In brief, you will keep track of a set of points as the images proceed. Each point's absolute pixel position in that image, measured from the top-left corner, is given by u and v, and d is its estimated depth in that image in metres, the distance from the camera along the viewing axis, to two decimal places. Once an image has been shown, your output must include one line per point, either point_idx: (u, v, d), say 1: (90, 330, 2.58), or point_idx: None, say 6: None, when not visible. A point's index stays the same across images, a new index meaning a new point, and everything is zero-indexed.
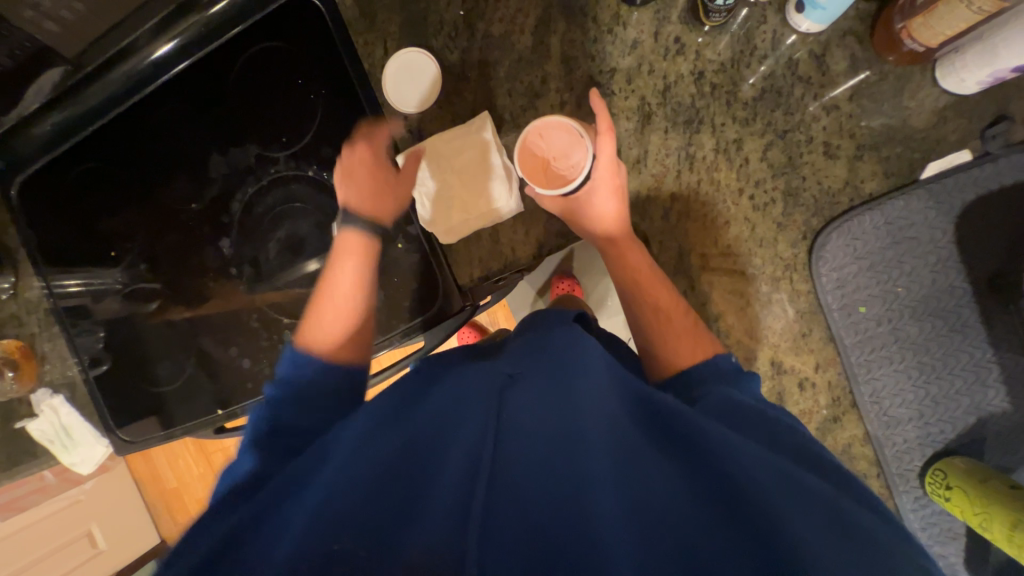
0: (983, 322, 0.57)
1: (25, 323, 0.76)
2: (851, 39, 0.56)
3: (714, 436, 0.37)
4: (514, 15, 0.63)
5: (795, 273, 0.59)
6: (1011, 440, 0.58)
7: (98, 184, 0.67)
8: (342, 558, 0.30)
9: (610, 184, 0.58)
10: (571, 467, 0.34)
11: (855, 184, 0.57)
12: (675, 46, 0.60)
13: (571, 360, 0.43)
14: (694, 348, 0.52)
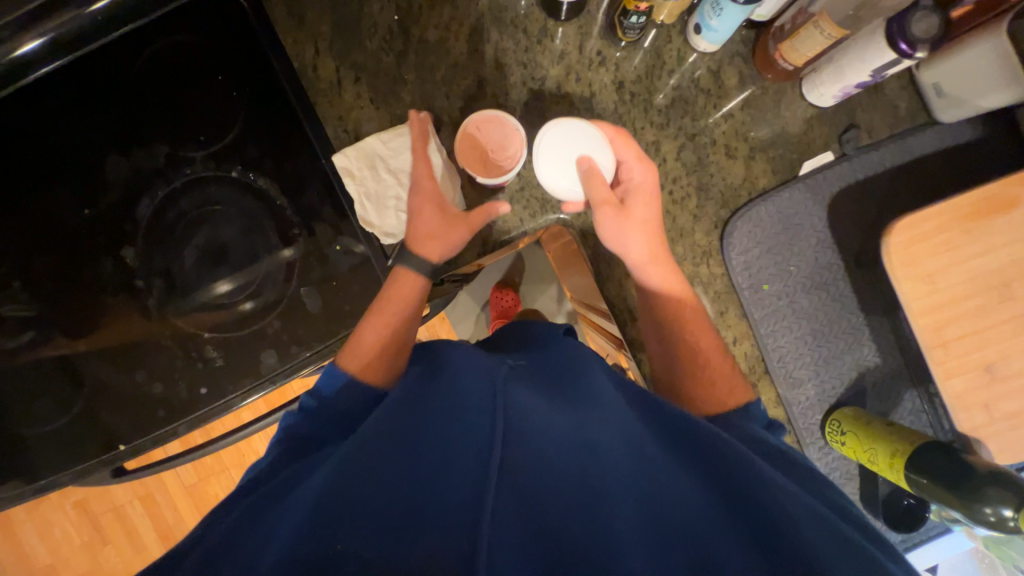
0: (864, 294, 0.67)
1: None
2: (738, 59, 0.66)
3: (719, 444, 0.44)
4: (448, 23, 0.66)
5: (710, 258, 0.67)
6: (896, 394, 0.68)
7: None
8: (347, 558, 0.35)
9: (650, 189, 0.62)
10: (580, 472, 0.40)
11: (751, 180, 0.67)
12: (597, 58, 0.66)
13: (590, 386, 0.49)
14: (727, 392, 0.57)
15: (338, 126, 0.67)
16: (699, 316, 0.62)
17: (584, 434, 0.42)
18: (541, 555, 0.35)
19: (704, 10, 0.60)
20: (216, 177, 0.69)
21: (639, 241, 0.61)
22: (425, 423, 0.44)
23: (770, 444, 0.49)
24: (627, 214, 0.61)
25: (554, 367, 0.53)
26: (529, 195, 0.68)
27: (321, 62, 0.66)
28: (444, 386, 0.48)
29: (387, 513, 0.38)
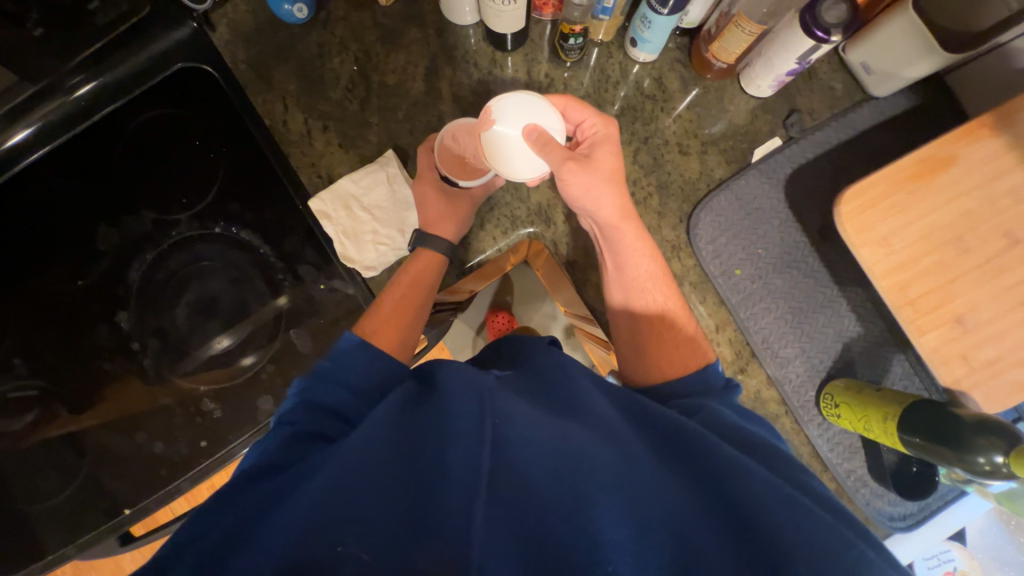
0: (838, 266, 0.68)
1: None
2: (678, 64, 0.71)
3: (705, 438, 0.45)
4: (404, 66, 0.71)
5: (681, 251, 0.70)
6: (886, 360, 0.68)
7: (8, 267, 0.71)
8: (345, 561, 0.36)
9: (614, 142, 0.63)
10: (574, 467, 0.39)
11: (708, 173, 0.70)
12: (546, 80, 0.71)
13: (575, 389, 0.50)
14: (693, 352, 0.61)
15: (312, 173, 0.71)
16: (668, 277, 0.65)
17: (571, 433, 0.43)
18: (536, 546, 0.36)
19: (636, 25, 0.64)
20: (201, 236, 0.72)
21: (609, 197, 0.61)
22: (420, 433, 0.45)
23: (731, 424, 0.49)
24: (594, 165, 0.61)
25: (544, 369, 0.54)
26: (500, 214, 0.70)
27: (289, 116, 0.71)
28: (438, 393, 0.48)
29: (384, 525, 0.38)
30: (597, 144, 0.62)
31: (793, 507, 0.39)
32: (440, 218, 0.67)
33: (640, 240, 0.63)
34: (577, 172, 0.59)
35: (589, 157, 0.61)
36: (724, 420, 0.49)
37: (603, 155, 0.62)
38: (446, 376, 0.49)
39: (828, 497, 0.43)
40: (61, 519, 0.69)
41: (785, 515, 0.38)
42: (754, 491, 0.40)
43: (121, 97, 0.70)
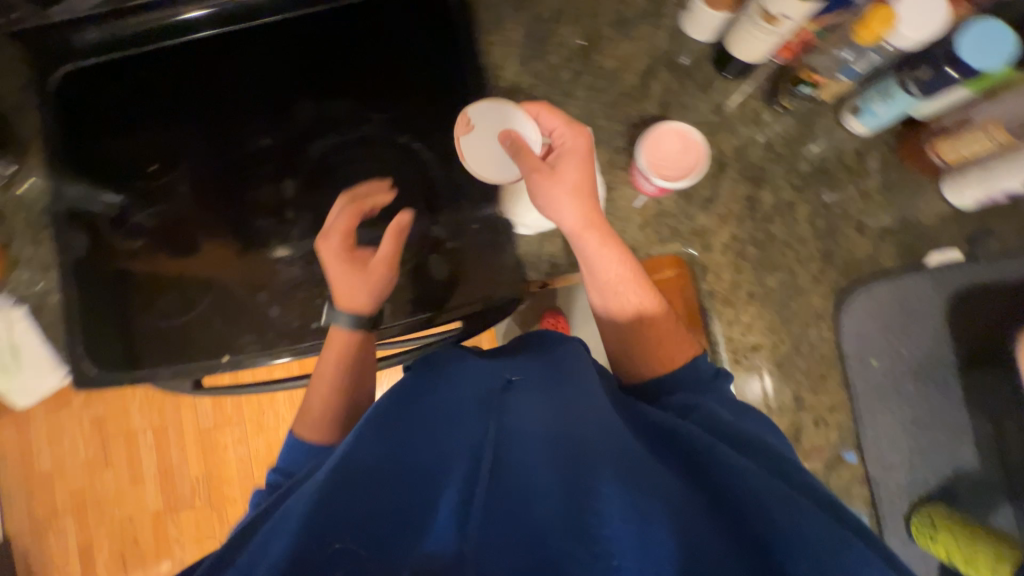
0: (976, 395, 0.67)
1: (22, 233, 0.78)
2: (885, 146, 0.71)
3: (709, 448, 0.44)
4: (626, 57, 0.74)
5: (823, 321, 0.69)
6: (994, 505, 0.66)
7: (214, 106, 0.77)
8: (337, 557, 0.36)
9: (582, 153, 0.64)
10: (578, 464, 0.40)
11: (876, 258, 0.70)
12: (753, 116, 0.72)
13: (575, 380, 0.53)
14: (676, 348, 0.62)
15: (506, 121, 0.74)
16: (641, 276, 0.64)
17: (575, 430, 0.44)
18: (529, 547, 0.36)
19: (869, 95, 0.65)
20: (386, 139, 0.76)
21: (571, 206, 0.62)
22: (414, 417, 0.48)
23: (725, 424, 0.50)
24: (558, 178, 0.62)
25: (547, 363, 0.57)
26: (663, 222, 0.71)
27: (505, 64, 0.74)
28: (447, 377, 0.55)
29: (374, 520, 0.38)
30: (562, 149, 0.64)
31: (789, 505, 0.39)
32: (346, 282, 0.64)
33: (617, 247, 0.63)
34: (543, 184, 0.62)
35: (554, 171, 0.63)
36: (720, 419, 0.51)
37: (578, 171, 0.63)
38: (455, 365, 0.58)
39: (821, 499, 0.42)
40: (169, 340, 0.74)
41: (787, 520, 0.38)
42: (753, 493, 0.40)
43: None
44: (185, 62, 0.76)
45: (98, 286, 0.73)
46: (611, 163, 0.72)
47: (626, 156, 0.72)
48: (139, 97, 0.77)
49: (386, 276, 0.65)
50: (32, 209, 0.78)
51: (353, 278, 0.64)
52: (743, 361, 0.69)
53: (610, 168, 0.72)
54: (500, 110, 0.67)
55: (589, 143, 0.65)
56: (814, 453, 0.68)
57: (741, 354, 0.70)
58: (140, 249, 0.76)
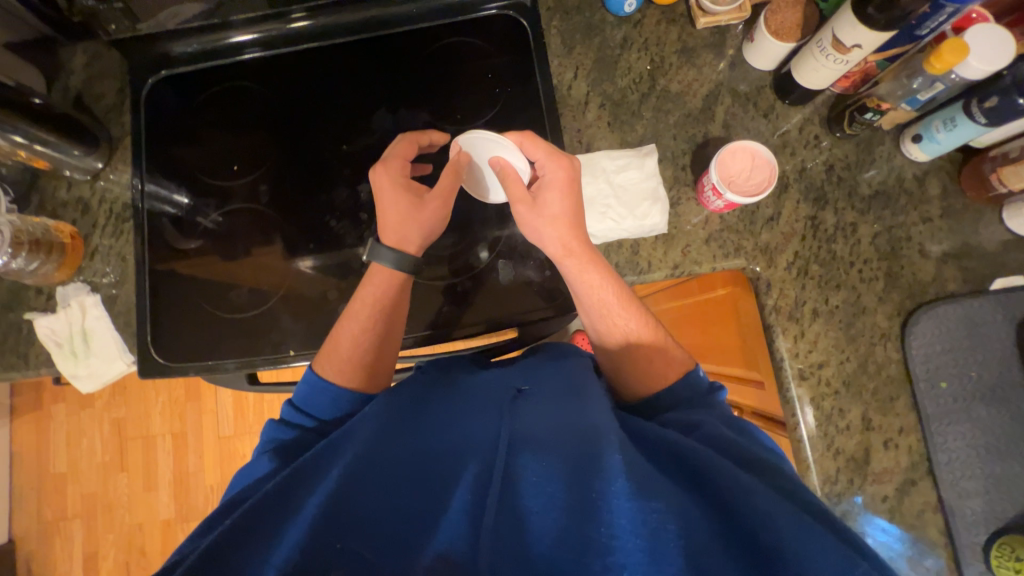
0: None
1: (101, 224, 0.81)
2: (944, 173, 0.73)
3: (716, 463, 0.46)
4: (690, 82, 0.78)
5: (889, 342, 0.70)
6: None
7: (294, 111, 0.81)
8: (353, 556, 0.43)
9: (562, 184, 0.67)
10: (585, 476, 0.44)
11: (940, 281, 0.71)
12: (814, 141, 0.75)
13: (586, 390, 0.57)
14: (667, 367, 0.63)
15: (575, 137, 0.77)
16: (627, 300, 0.67)
17: (587, 440, 0.47)
18: (529, 556, 0.41)
19: (931, 123, 0.68)
20: None
21: (553, 235, 0.66)
22: (427, 431, 0.54)
23: (732, 443, 0.51)
24: (537, 210, 0.67)
25: (554, 374, 0.61)
26: (727, 237, 0.73)
27: (575, 84, 0.79)
28: (455, 392, 0.61)
29: (386, 526, 0.46)
30: (542, 177, 0.68)
31: (803, 531, 0.40)
32: (392, 218, 0.70)
33: (601, 276, 0.66)
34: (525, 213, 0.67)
35: (535, 202, 0.68)
36: (724, 438, 0.52)
37: (541, 199, 0.67)
38: (468, 379, 0.63)
39: (816, 507, 0.44)
40: (236, 334, 0.76)
41: (788, 535, 0.40)
42: (760, 509, 0.42)
43: (439, 19, 0.80)
44: (274, 73, 0.82)
45: (170, 278, 0.78)
46: (676, 180, 0.75)
47: (691, 174, 0.75)
48: (227, 102, 0.83)
49: (433, 216, 0.70)
50: (114, 203, 0.82)
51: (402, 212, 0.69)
52: (810, 379, 0.69)
53: (675, 184, 0.75)
54: (489, 141, 0.72)
55: (572, 171, 0.67)
56: (883, 476, 0.67)
57: (806, 371, 0.70)
58: (201, 248, 0.79)
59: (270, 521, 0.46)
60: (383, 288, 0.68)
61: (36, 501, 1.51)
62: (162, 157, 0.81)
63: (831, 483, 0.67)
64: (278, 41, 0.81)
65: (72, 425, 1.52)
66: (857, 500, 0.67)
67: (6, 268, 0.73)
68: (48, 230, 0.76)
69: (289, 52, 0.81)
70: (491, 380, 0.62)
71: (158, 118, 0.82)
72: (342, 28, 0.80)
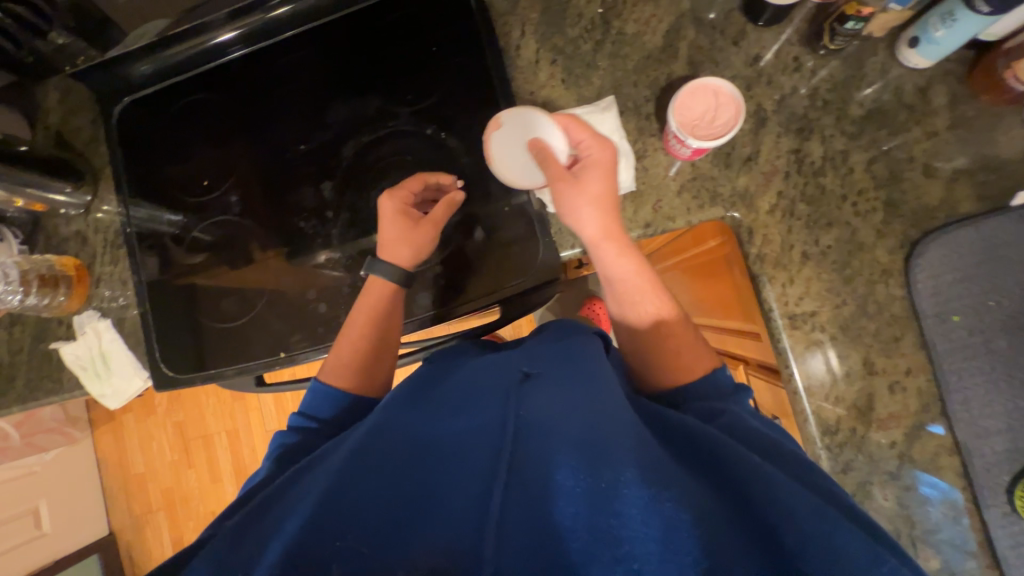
0: None
1: (100, 253, 0.86)
2: (951, 78, 0.64)
3: (737, 454, 0.44)
4: (648, 19, 0.71)
5: (890, 278, 0.63)
6: None
7: (251, 118, 0.82)
8: (348, 553, 0.41)
9: (605, 166, 0.64)
10: (596, 457, 0.41)
11: (951, 203, 0.63)
12: (793, 63, 0.67)
13: (597, 372, 0.54)
14: (698, 359, 0.59)
15: (528, 100, 0.73)
16: (660, 288, 0.64)
17: (598, 423, 0.45)
18: (539, 544, 0.38)
19: (929, 21, 0.59)
20: (413, 132, 0.77)
21: (592, 215, 0.63)
22: (435, 423, 0.53)
23: (754, 433, 0.49)
24: (580, 189, 0.63)
25: (563, 358, 0.59)
26: (701, 186, 0.68)
27: (524, 43, 0.74)
28: (462, 382, 0.60)
29: (388, 517, 0.44)
30: (588, 157, 0.65)
31: (835, 528, 0.37)
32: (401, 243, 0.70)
33: (635, 262, 0.63)
34: (563, 192, 0.64)
35: (577, 181, 0.64)
36: (748, 429, 0.49)
37: (586, 177, 0.64)
38: (475, 368, 0.62)
39: (851, 509, 0.41)
40: (234, 341, 0.81)
41: (817, 532, 0.36)
42: (786, 504, 0.38)
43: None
44: (227, 80, 0.82)
45: (167, 297, 0.82)
46: (640, 131, 0.70)
47: (656, 122, 0.70)
48: (190, 117, 0.84)
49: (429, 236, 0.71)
50: (109, 232, 0.87)
51: (406, 235, 0.70)
52: (802, 327, 0.65)
53: (640, 135, 0.70)
54: (529, 119, 0.68)
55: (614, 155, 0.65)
56: (890, 421, 0.63)
57: (798, 319, 0.65)
58: (203, 261, 0.82)
59: (269, 517, 0.46)
60: (379, 299, 0.69)
61: (121, 501, 1.71)
62: (140, 182, 0.84)
63: (833, 434, 0.63)
64: (226, 47, 0.80)
65: (137, 432, 1.69)
66: (863, 449, 0.63)
67: (24, 306, 0.80)
68: (53, 266, 0.82)
69: (243, 53, 0.81)
70: (498, 368, 0.60)
71: (130, 144, 0.85)
72: (292, 19, 0.78)
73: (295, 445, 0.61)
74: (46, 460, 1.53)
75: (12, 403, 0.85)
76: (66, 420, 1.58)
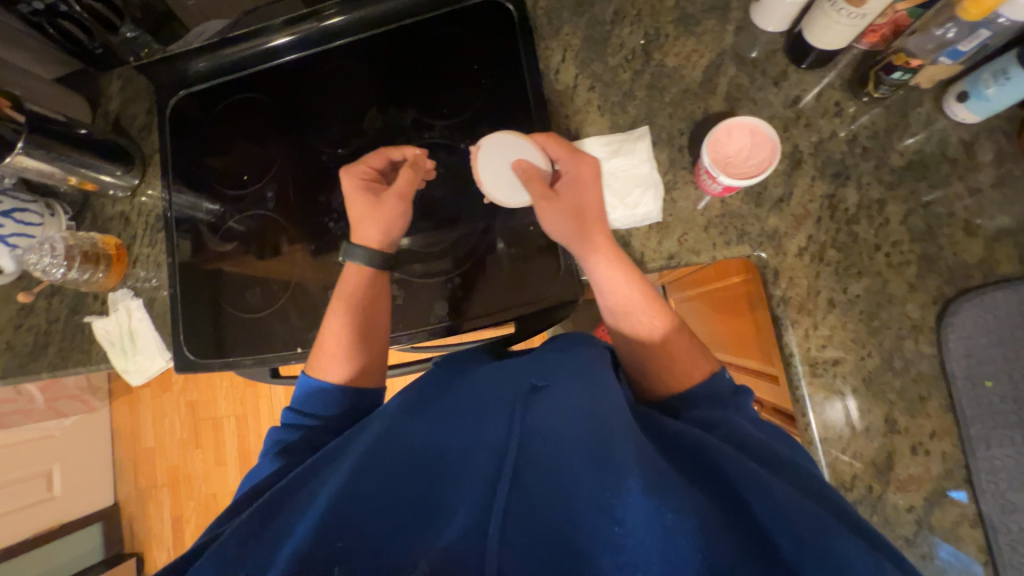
0: None
1: (140, 234, 0.90)
2: (999, 135, 0.62)
3: (737, 460, 0.43)
4: (689, 53, 0.71)
5: (920, 334, 0.61)
6: None
7: (296, 119, 0.85)
8: (353, 555, 0.41)
9: (591, 178, 0.66)
10: (599, 469, 0.41)
11: (990, 264, 0.61)
12: (834, 108, 0.67)
13: (602, 379, 0.53)
14: (693, 366, 0.58)
15: (563, 123, 0.74)
16: (651, 295, 0.63)
17: (600, 430, 0.44)
18: (544, 553, 0.38)
19: (981, 76, 0.57)
20: (447, 145, 0.79)
21: (577, 230, 0.63)
22: (438, 428, 0.52)
23: (752, 441, 0.48)
24: (562, 205, 0.64)
25: (567, 364, 0.57)
26: (729, 223, 0.67)
27: (563, 68, 0.75)
28: (465, 386, 0.59)
29: (393, 525, 0.44)
30: (569, 173, 0.66)
31: (835, 536, 0.36)
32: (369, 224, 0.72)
33: (623, 273, 0.63)
34: (548, 210, 0.64)
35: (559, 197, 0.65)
36: (746, 437, 0.48)
37: (569, 195, 0.65)
38: (477, 373, 0.61)
39: (849, 516, 0.40)
40: (255, 332, 0.83)
41: (817, 541, 0.36)
42: (788, 515, 0.38)
43: (425, 13, 0.79)
44: (276, 81, 0.86)
45: (198, 283, 0.85)
46: (671, 163, 0.70)
47: (689, 155, 0.70)
48: (238, 113, 0.88)
49: (394, 212, 0.72)
50: (151, 215, 0.91)
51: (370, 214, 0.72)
52: (823, 376, 0.63)
53: (671, 167, 0.70)
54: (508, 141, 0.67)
55: (596, 168, 0.67)
56: (910, 483, 0.60)
57: (819, 368, 0.63)
58: (234, 250, 0.85)
59: (273, 522, 0.46)
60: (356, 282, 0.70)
61: (129, 473, 1.75)
62: (184, 171, 0.88)
63: (847, 490, 0.61)
64: (280, 50, 0.84)
65: (151, 407, 1.74)
66: (878, 509, 0.60)
67: (65, 280, 0.83)
68: (96, 244, 0.85)
69: (296, 57, 0.84)
70: (505, 373, 0.59)
71: (179, 134, 0.89)
72: (344, 29, 0.82)
73: (304, 444, 0.62)
74: (65, 425, 1.58)
75: (42, 370, 0.89)
76: (87, 387, 1.64)
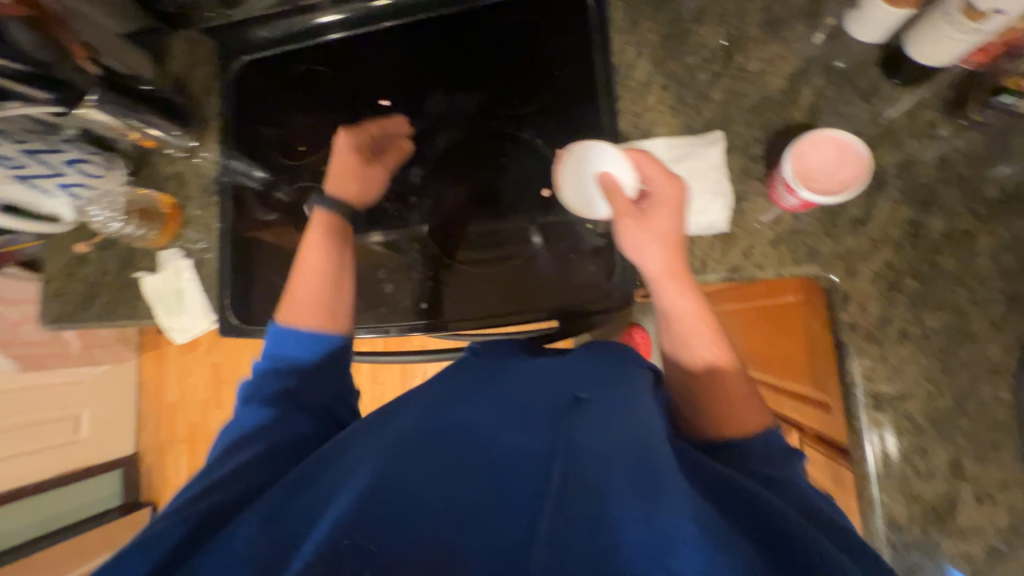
0: None
1: (194, 195, 0.91)
2: None
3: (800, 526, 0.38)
4: (774, 59, 0.68)
5: (999, 378, 0.58)
6: None
7: (357, 95, 0.84)
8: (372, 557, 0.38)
9: (672, 204, 0.60)
10: (647, 504, 0.36)
11: None
12: (927, 129, 0.63)
13: (651, 409, 0.50)
14: (749, 415, 0.54)
15: (631, 121, 0.72)
16: (719, 332, 0.59)
17: (652, 463, 0.40)
18: None
19: None
20: (509, 135, 0.77)
21: (654, 250, 0.59)
22: (473, 431, 0.49)
23: (811, 503, 0.44)
24: (643, 223, 0.60)
25: (612, 386, 0.55)
26: (800, 241, 0.64)
27: (638, 64, 0.73)
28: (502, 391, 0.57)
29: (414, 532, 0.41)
30: (654, 191, 0.62)
31: None
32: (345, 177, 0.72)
33: (693, 304, 0.59)
34: (629, 228, 0.61)
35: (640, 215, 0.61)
36: (804, 498, 0.44)
37: (651, 212, 0.61)
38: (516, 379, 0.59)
39: None
40: None
41: None
42: None
43: None
44: (341, 55, 0.85)
45: (248, 250, 0.86)
46: (744, 172, 0.67)
47: (764, 166, 0.67)
48: (300, 84, 0.88)
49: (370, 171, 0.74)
50: (207, 178, 0.91)
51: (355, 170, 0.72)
52: (886, 411, 0.60)
53: (743, 177, 0.67)
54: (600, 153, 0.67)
55: (683, 195, 0.61)
56: (972, 533, 0.57)
57: (882, 402, 0.60)
58: (285, 220, 0.86)
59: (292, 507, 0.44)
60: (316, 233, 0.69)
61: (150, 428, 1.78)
62: (243, 138, 0.89)
63: (901, 532, 0.58)
64: (349, 24, 0.83)
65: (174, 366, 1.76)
66: (933, 555, 0.57)
67: (120, 234, 0.85)
68: (154, 201, 0.87)
69: (363, 32, 0.83)
70: (546, 384, 0.56)
71: (241, 100, 0.89)
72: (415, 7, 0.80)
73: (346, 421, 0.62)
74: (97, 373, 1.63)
75: (91, 319, 0.91)
76: (119, 339, 1.69)
